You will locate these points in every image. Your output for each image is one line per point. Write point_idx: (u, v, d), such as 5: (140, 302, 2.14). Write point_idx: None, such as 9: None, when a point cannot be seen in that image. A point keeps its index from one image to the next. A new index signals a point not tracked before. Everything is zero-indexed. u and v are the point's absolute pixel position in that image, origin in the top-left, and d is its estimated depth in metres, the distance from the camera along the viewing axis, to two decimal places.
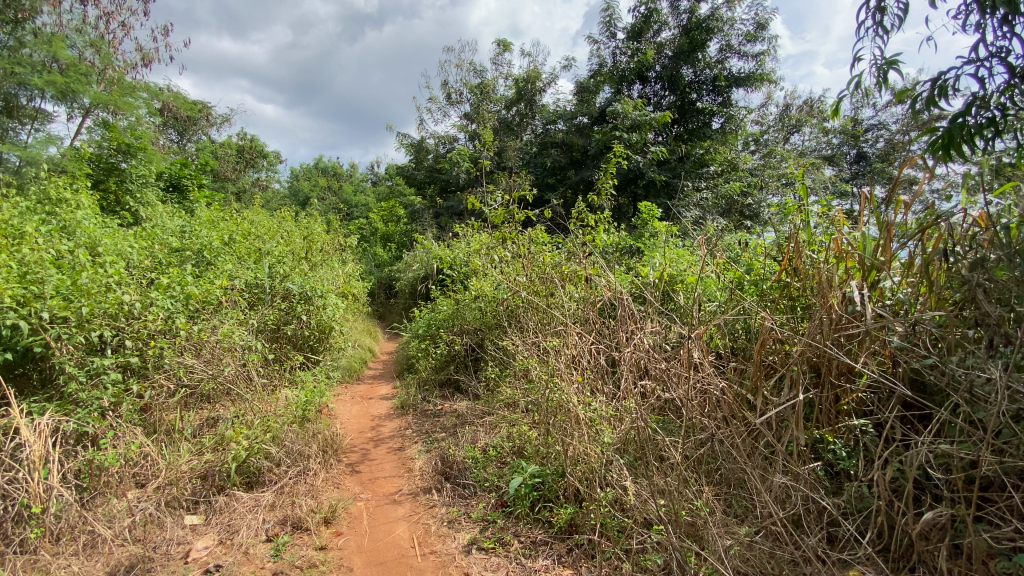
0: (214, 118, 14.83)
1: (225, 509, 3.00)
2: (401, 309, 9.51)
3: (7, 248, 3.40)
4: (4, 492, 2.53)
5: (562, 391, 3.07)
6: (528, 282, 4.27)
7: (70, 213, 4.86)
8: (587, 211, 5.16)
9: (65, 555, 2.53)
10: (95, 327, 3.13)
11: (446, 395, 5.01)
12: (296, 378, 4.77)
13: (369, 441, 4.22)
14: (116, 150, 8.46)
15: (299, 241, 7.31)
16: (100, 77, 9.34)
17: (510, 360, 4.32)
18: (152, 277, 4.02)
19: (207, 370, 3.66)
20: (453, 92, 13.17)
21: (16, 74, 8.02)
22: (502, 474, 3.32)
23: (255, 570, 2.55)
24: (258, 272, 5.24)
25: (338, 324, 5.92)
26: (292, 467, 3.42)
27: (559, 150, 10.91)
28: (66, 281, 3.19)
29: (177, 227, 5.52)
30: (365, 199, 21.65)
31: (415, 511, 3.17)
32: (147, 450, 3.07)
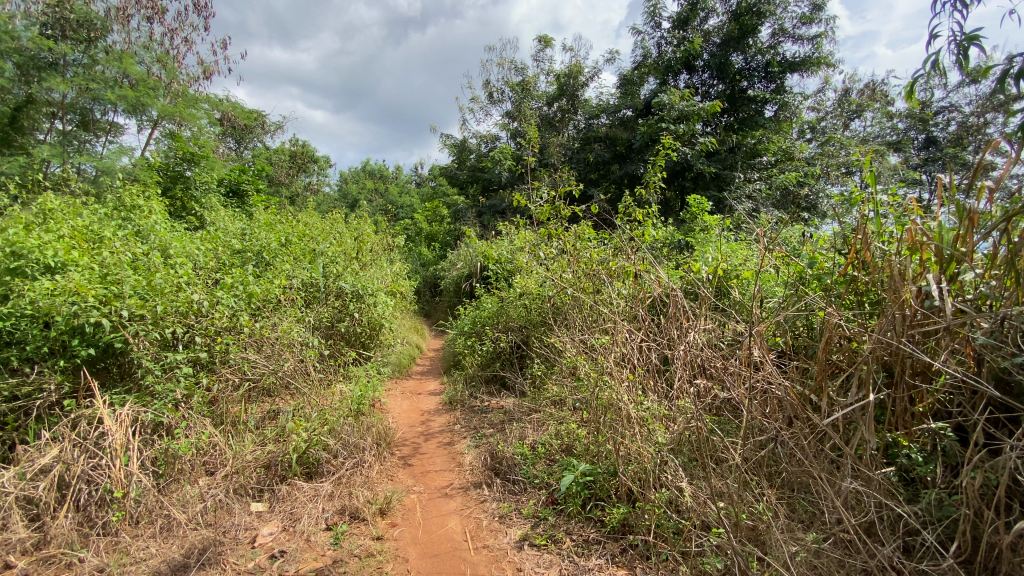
0: (268, 126, 15.57)
1: (288, 498, 3.13)
2: (446, 307, 9.68)
3: (90, 252, 3.69)
4: (89, 477, 2.78)
5: (612, 389, 3.01)
6: (574, 278, 4.20)
7: (143, 218, 5.22)
8: (635, 205, 5.06)
9: (144, 537, 2.72)
10: (168, 324, 3.35)
11: (493, 392, 5.04)
12: (349, 373, 4.94)
13: (420, 436, 4.31)
14: (182, 158, 9.03)
15: (349, 241, 7.57)
16: (167, 91, 9.98)
17: (556, 357, 4.29)
18: (218, 277, 4.25)
19: (269, 364, 3.83)
20: (495, 91, 13.24)
21: (93, 90, 8.70)
22: (552, 471, 3.30)
23: (317, 557, 2.64)
24: (313, 272, 5.45)
25: (388, 321, 6.08)
26: (348, 459, 3.53)
27: (603, 145, 10.76)
28: (142, 281, 3.42)
29: (237, 229, 5.82)
30: (410, 200, 22.15)
31: (466, 505, 3.21)
32: (215, 440, 3.26)
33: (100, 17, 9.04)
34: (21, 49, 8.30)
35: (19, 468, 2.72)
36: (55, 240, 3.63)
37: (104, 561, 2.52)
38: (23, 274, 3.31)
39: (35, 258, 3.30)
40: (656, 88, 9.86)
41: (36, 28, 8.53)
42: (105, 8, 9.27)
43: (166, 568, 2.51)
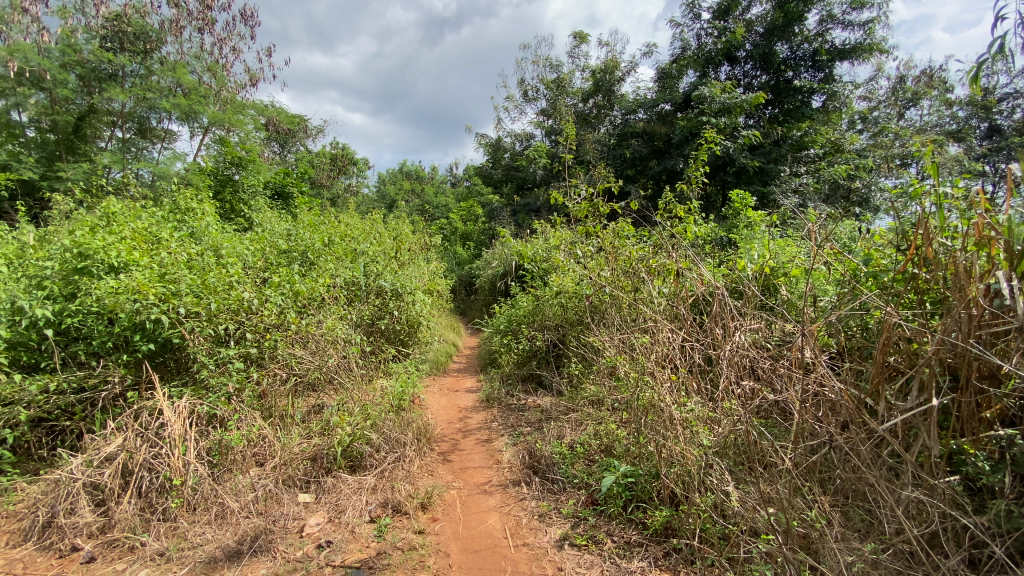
0: (310, 130, 16.07)
1: (333, 490, 3.22)
2: (481, 305, 9.76)
3: (149, 252, 3.89)
4: (150, 465, 2.94)
5: (654, 389, 2.94)
6: (612, 276, 4.15)
7: (197, 220, 5.48)
8: (675, 201, 4.94)
9: (200, 524, 2.85)
10: (221, 321, 3.51)
11: (530, 390, 5.05)
12: (389, 370, 5.04)
13: (458, 432, 4.36)
14: (230, 163, 9.44)
15: (389, 241, 7.72)
16: (217, 98, 10.45)
17: (595, 356, 4.24)
18: (265, 276, 4.41)
19: (314, 360, 3.95)
20: (530, 89, 13.24)
21: (149, 99, 9.20)
22: (591, 471, 3.27)
23: (362, 549, 2.71)
24: (355, 270, 5.60)
25: (425, 319, 6.17)
26: (390, 453, 3.60)
27: (640, 141, 10.58)
28: (197, 280, 3.60)
29: (284, 230, 6.03)
30: (445, 200, 22.42)
31: (506, 502, 3.22)
32: (265, 433, 3.39)
33: (155, 29, 9.53)
34: (84, 62, 8.88)
35: (88, 455, 2.93)
36: (118, 241, 3.86)
37: (164, 546, 2.67)
38: (89, 274, 3.52)
39: (101, 258, 3.50)
40: (696, 81, 9.61)
41: (97, 41, 9.07)
42: (160, 21, 9.79)
43: (221, 554, 2.64)
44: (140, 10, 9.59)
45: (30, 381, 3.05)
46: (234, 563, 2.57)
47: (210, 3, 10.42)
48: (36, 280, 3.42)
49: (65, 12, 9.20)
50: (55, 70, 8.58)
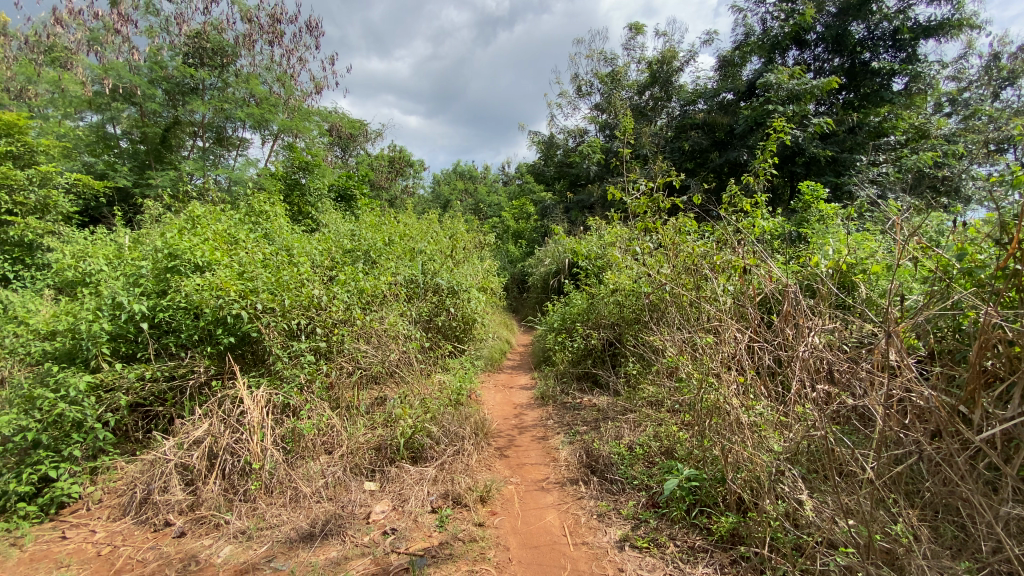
0: (370, 134, 16.70)
1: (397, 479, 3.35)
2: (534, 303, 9.79)
3: (228, 252, 4.19)
4: (232, 449, 3.19)
5: (718, 391, 2.83)
6: (672, 273, 4.03)
7: (270, 222, 5.85)
8: (741, 194, 4.72)
9: (277, 505, 3.05)
10: (295, 316, 3.75)
11: (585, 389, 5.00)
12: (446, 365, 5.16)
13: (514, 428, 4.41)
14: (297, 167, 10.04)
15: (445, 240, 7.91)
16: (285, 106, 11.09)
17: (654, 355, 4.15)
18: (332, 274, 4.64)
19: (378, 354, 4.14)
20: (584, 84, 13.09)
21: (226, 110, 9.88)
22: (652, 472, 3.21)
23: (425, 537, 2.80)
24: (414, 268, 5.78)
25: (480, 316, 6.26)
26: (450, 446, 3.67)
27: (700, 133, 10.26)
28: (272, 277, 3.85)
29: (347, 231, 6.33)
30: (497, 199, 22.65)
31: (564, 500, 3.22)
32: (333, 422, 3.57)
33: (230, 44, 10.23)
34: (169, 77, 9.64)
35: (179, 438, 3.22)
36: (202, 242, 4.19)
37: (246, 525, 2.88)
38: (176, 272, 3.83)
39: (187, 258, 3.80)
40: (761, 68, 9.15)
41: (180, 58, 9.82)
42: (234, 36, 10.49)
43: (297, 535, 2.81)
44: (217, 26, 10.31)
45: (129, 369, 3.38)
46: (308, 544, 2.73)
47: (279, 16, 11.05)
48: (133, 278, 3.77)
49: (153, 32, 10.04)
50: (144, 86, 9.37)
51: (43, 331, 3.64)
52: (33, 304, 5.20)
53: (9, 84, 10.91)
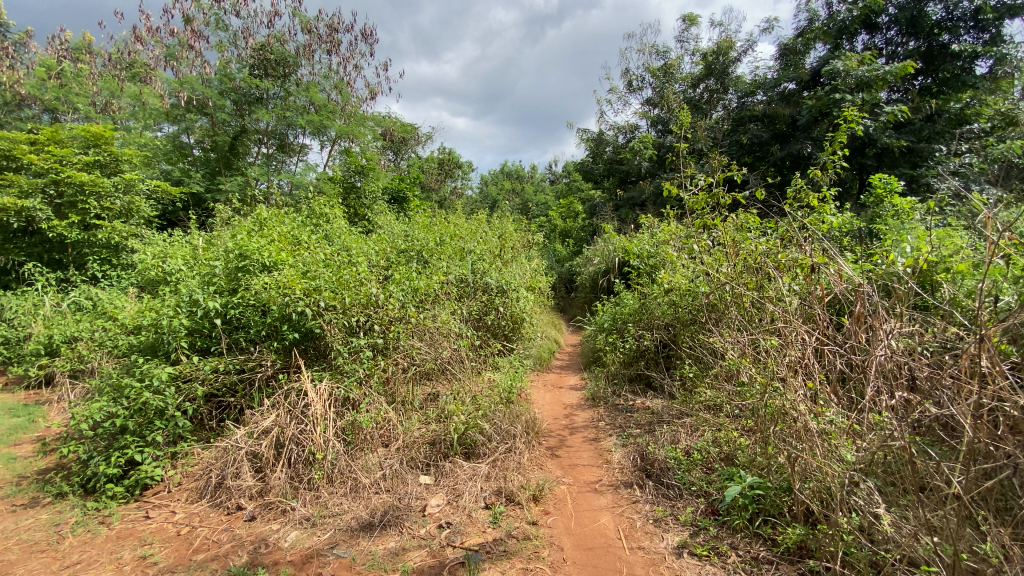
0: (420, 137, 17.12)
1: (451, 474, 3.41)
2: (582, 303, 9.70)
3: (293, 253, 4.42)
4: (298, 439, 3.36)
5: (784, 396, 2.70)
6: (732, 272, 3.88)
7: (329, 224, 6.12)
8: (806, 188, 4.48)
9: (338, 495, 3.18)
10: (354, 314, 3.92)
11: (638, 391, 4.91)
12: (496, 363, 5.21)
13: (565, 428, 4.39)
14: (354, 171, 10.60)
15: (494, 240, 8.00)
16: (343, 113, 11.56)
17: (712, 357, 4.01)
18: (387, 273, 4.80)
19: (431, 351, 4.25)
20: (635, 79, 12.84)
21: (288, 117, 10.42)
22: (711, 479, 3.11)
23: (480, 532, 2.84)
24: (465, 268, 5.89)
25: (529, 316, 6.27)
26: (502, 443, 3.70)
27: (760, 125, 9.91)
28: (333, 276, 4.03)
29: (401, 231, 6.53)
30: (544, 198, 22.67)
31: (618, 503, 3.17)
32: (390, 416, 3.69)
33: (292, 55, 10.77)
34: (237, 88, 10.26)
35: (249, 428, 3.43)
36: (269, 243, 4.44)
37: (310, 512, 3.03)
38: (246, 271, 4.07)
39: (256, 258, 4.03)
40: (826, 55, 8.71)
41: (246, 70, 10.44)
42: (295, 47, 11.04)
43: (357, 524, 2.92)
44: (279, 38, 10.87)
45: (204, 362, 3.62)
46: (368, 534, 2.83)
47: (336, 26, 11.51)
48: (208, 277, 4.03)
49: (223, 46, 10.72)
50: (215, 97, 10.01)
51: (130, 326, 3.97)
52: (121, 301, 5.68)
53: (97, 99, 11.94)
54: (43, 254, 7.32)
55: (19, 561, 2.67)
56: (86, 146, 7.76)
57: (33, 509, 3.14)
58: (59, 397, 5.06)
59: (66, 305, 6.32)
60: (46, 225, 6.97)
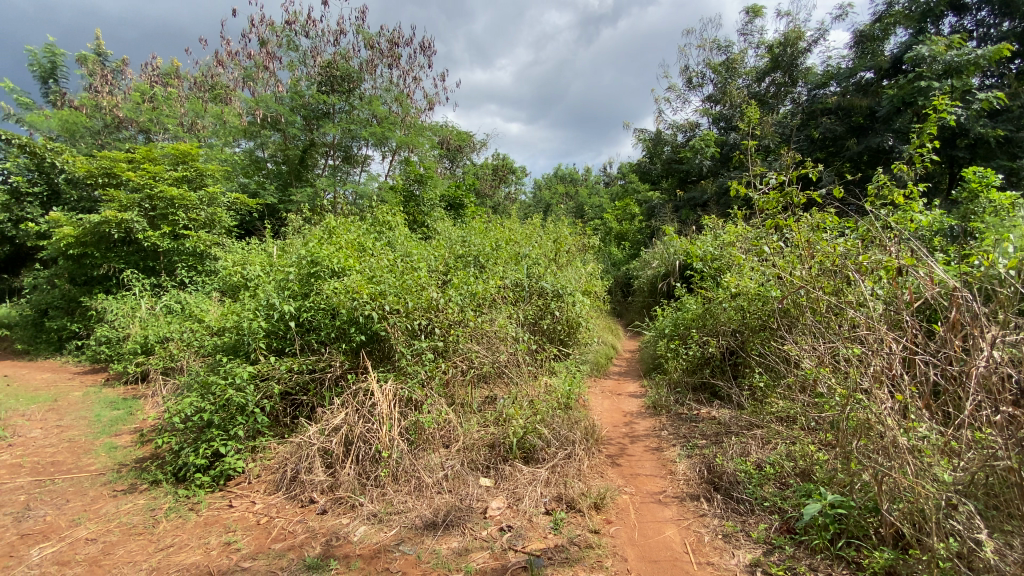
0: (475, 144, 17.45)
1: (511, 477, 3.44)
2: (640, 307, 9.51)
3: (359, 259, 4.65)
4: (365, 437, 3.51)
5: (869, 408, 2.51)
6: (806, 275, 3.67)
7: (391, 231, 6.37)
8: (889, 184, 4.17)
9: (403, 493, 3.29)
10: (417, 318, 4.07)
11: (703, 400, 4.73)
12: (553, 368, 5.20)
13: (625, 436, 4.31)
14: (413, 180, 11.14)
15: (549, 244, 7.99)
16: (403, 124, 11.97)
17: (785, 366, 3.80)
18: (446, 278, 4.93)
19: (489, 355, 4.32)
20: (694, 77, 12.46)
21: (353, 130, 10.93)
22: (785, 495, 2.95)
23: (541, 538, 2.84)
24: (520, 272, 5.94)
25: (586, 320, 6.22)
26: (561, 449, 3.68)
27: (833, 118, 9.31)
28: (396, 282, 4.20)
29: (458, 237, 6.69)
30: (599, 200, 22.42)
31: (684, 516, 3.07)
32: (450, 418, 3.78)
33: (356, 70, 11.32)
34: (306, 104, 10.86)
35: (321, 425, 3.62)
36: (338, 250, 4.69)
37: (377, 509, 3.15)
38: (318, 277, 4.30)
39: (326, 264, 4.25)
40: (909, 40, 8.11)
41: (315, 87, 11.05)
42: (359, 63, 11.62)
43: (422, 523, 3.01)
44: (344, 55, 11.47)
45: (280, 362, 3.86)
46: (432, 532, 2.91)
47: (396, 40, 11.98)
48: (283, 283, 4.31)
49: (294, 65, 11.45)
50: (286, 113, 10.68)
51: (215, 328, 4.30)
52: (206, 304, 6.18)
53: (184, 120, 13.06)
54: (139, 261, 7.97)
55: (120, 542, 2.92)
56: (176, 162, 8.51)
57: (132, 494, 3.46)
58: (153, 392, 5.56)
59: (159, 308, 6.95)
60: (141, 236, 7.62)
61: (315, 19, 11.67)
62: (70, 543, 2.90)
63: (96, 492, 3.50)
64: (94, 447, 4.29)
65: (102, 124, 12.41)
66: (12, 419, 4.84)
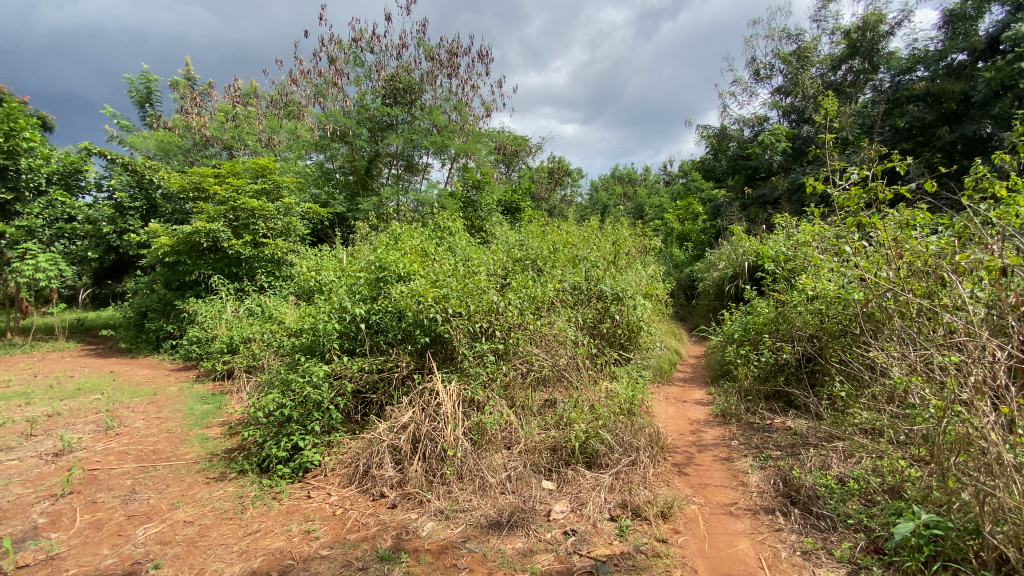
0: (531, 148, 17.55)
1: (574, 481, 3.44)
2: (704, 311, 9.19)
3: (423, 264, 4.82)
4: (431, 436, 3.64)
5: (969, 421, 2.27)
6: (892, 276, 3.39)
7: (451, 236, 6.55)
8: (990, 176, 3.77)
9: (468, 491, 3.37)
10: (478, 320, 4.16)
11: (777, 409, 4.49)
12: (614, 373, 5.14)
13: (692, 445, 4.18)
14: (472, 186, 11.72)
15: (608, 246, 7.88)
16: (462, 131, 12.26)
17: (870, 374, 3.55)
18: (505, 281, 5.01)
19: (549, 358, 4.34)
20: (762, 69, 11.87)
21: (414, 140, 11.33)
22: (872, 512, 2.74)
23: (606, 544, 2.82)
24: (579, 274, 5.91)
25: (647, 324, 6.07)
26: (625, 456, 3.63)
27: (921, 105, 8.57)
28: (459, 285, 4.32)
29: (516, 241, 6.77)
30: (658, 199, 21.80)
31: (758, 530, 2.94)
32: (511, 420, 3.83)
33: (417, 82, 11.76)
34: (372, 117, 11.37)
35: (390, 423, 3.79)
36: (403, 255, 4.90)
37: (443, 505, 3.25)
38: (385, 281, 4.47)
39: (393, 269, 4.43)
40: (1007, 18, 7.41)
41: (379, 100, 11.56)
42: (420, 74, 12.07)
43: (487, 522, 3.07)
44: (407, 68, 11.94)
45: (352, 361, 4.09)
46: (497, 532, 2.97)
47: (455, 51, 12.31)
48: (354, 287, 4.55)
49: (360, 80, 12.06)
50: (353, 126, 11.25)
51: (293, 329, 4.61)
52: (284, 307, 6.63)
53: (262, 136, 14.09)
54: (224, 268, 8.68)
55: (213, 525, 3.20)
56: (256, 175, 9.18)
57: (223, 482, 3.78)
58: (238, 389, 6.04)
59: (242, 311, 7.55)
60: (227, 244, 8.30)
61: (379, 35, 12.24)
62: (170, 525, 3.20)
63: (192, 479, 3.85)
64: (188, 438, 4.73)
65: (191, 142, 13.59)
66: (119, 411, 5.42)
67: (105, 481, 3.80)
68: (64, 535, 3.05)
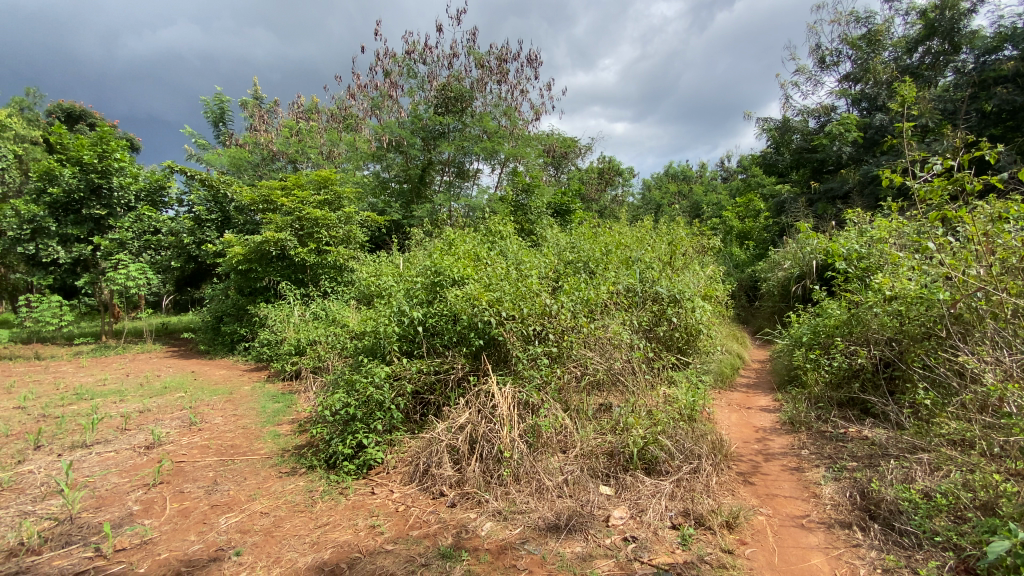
0: (581, 149, 17.44)
1: (632, 487, 3.40)
2: (768, 313, 8.76)
3: (477, 268, 4.92)
4: (488, 437, 3.71)
5: None
6: (984, 273, 3.11)
7: (503, 240, 6.64)
8: None
9: (525, 493, 3.40)
10: (532, 323, 4.19)
11: (852, 417, 4.21)
12: (671, 377, 5.01)
13: (758, 453, 4.01)
14: (521, 190, 11.87)
15: (663, 247, 7.68)
16: (511, 136, 12.38)
17: (960, 381, 3.26)
18: (558, 284, 5.02)
19: (603, 361, 4.30)
20: (827, 55, 11.20)
21: (466, 147, 11.57)
22: (963, 530, 2.51)
23: (668, 552, 2.76)
24: (633, 276, 5.81)
25: (707, 327, 5.87)
26: (686, 463, 3.54)
27: (1012, 86, 7.82)
28: (512, 289, 4.38)
29: (567, 243, 6.76)
30: (715, 196, 20.99)
31: (833, 544, 2.78)
32: (567, 424, 3.83)
33: (468, 90, 12.02)
34: (424, 126, 11.74)
35: (449, 424, 3.89)
36: (457, 260, 5.02)
37: (501, 506, 3.31)
38: (440, 286, 4.59)
39: (448, 274, 4.55)
40: None
41: (432, 109, 11.91)
42: (470, 82, 12.33)
43: (545, 524, 3.10)
44: (457, 77, 12.23)
45: (410, 363, 4.23)
46: (555, 535, 2.98)
47: (505, 57, 12.47)
48: (411, 291, 4.70)
49: (413, 91, 12.48)
50: (407, 136, 11.65)
51: (356, 332, 4.83)
52: (346, 311, 6.97)
53: (324, 149, 14.86)
54: (291, 274, 9.23)
55: (287, 517, 3.42)
56: (318, 187, 9.69)
57: (294, 476, 4.04)
58: (305, 389, 6.41)
59: (308, 315, 8.01)
60: (293, 252, 8.81)
61: (431, 46, 12.63)
62: (248, 515, 3.45)
63: (266, 473, 4.13)
64: (262, 434, 5.07)
65: (260, 157, 14.56)
66: (200, 408, 5.90)
67: (191, 473, 4.15)
68: (156, 522, 3.36)
